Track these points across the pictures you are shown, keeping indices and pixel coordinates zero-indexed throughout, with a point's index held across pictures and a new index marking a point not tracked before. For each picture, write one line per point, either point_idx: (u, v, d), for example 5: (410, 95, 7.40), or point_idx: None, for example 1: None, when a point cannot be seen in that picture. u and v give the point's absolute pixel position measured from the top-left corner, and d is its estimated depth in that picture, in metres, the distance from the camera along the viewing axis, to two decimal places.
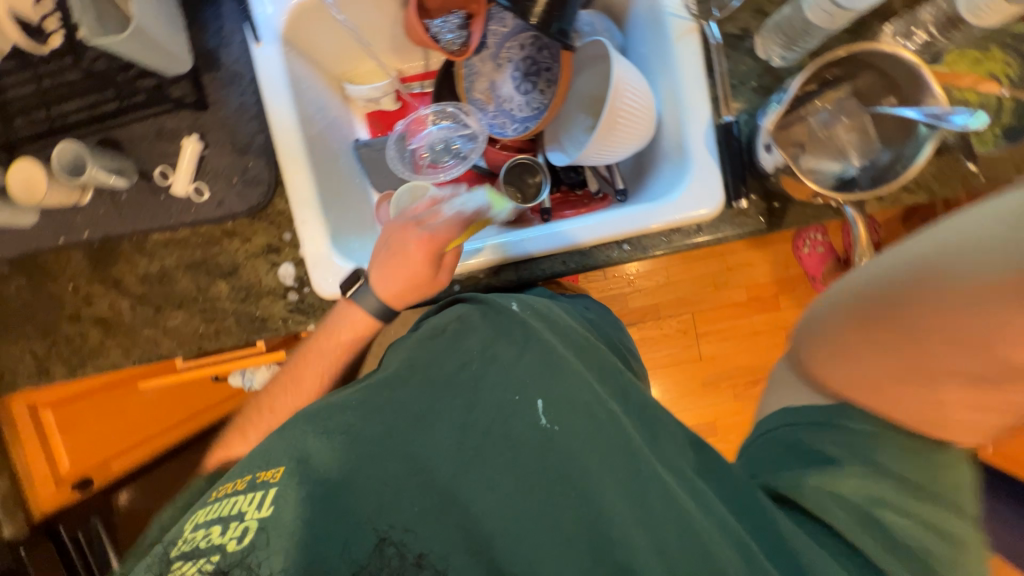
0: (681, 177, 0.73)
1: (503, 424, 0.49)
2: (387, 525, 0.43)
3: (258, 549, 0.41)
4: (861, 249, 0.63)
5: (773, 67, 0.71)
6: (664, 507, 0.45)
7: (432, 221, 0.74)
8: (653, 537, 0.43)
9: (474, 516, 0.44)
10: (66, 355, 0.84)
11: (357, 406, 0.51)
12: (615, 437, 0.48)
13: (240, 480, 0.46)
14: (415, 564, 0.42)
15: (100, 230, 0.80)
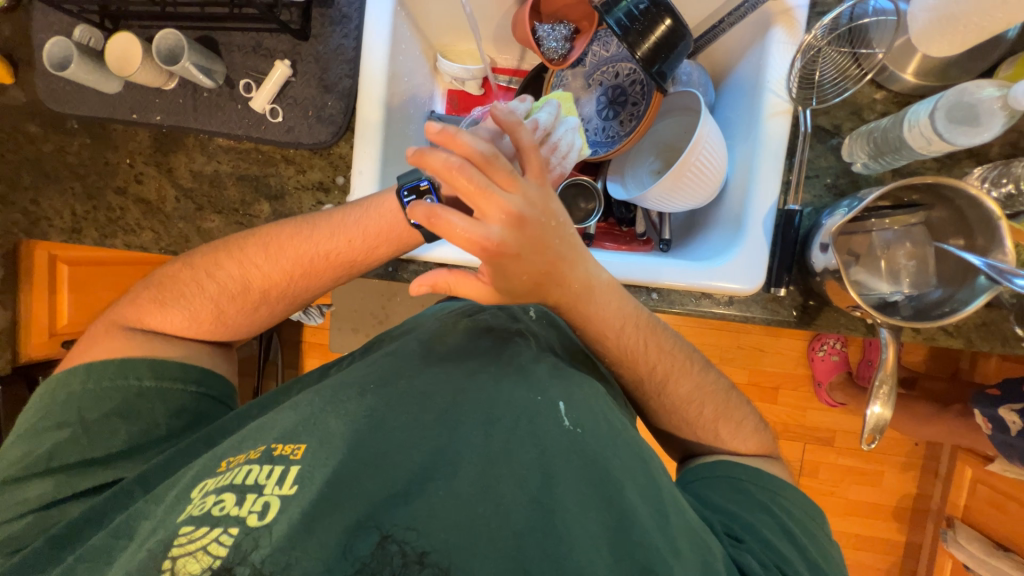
0: (733, 246, 0.73)
1: (535, 422, 0.49)
2: (393, 524, 0.42)
3: (277, 522, 0.41)
4: (882, 374, 0.63)
5: (853, 171, 0.71)
6: (680, 528, 0.47)
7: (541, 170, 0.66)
8: (679, 557, 0.44)
9: (509, 513, 0.43)
10: (101, 223, 0.87)
11: (371, 388, 0.53)
12: (630, 448, 0.51)
13: (254, 450, 0.48)
14: (416, 563, 0.40)
15: (171, 118, 0.82)
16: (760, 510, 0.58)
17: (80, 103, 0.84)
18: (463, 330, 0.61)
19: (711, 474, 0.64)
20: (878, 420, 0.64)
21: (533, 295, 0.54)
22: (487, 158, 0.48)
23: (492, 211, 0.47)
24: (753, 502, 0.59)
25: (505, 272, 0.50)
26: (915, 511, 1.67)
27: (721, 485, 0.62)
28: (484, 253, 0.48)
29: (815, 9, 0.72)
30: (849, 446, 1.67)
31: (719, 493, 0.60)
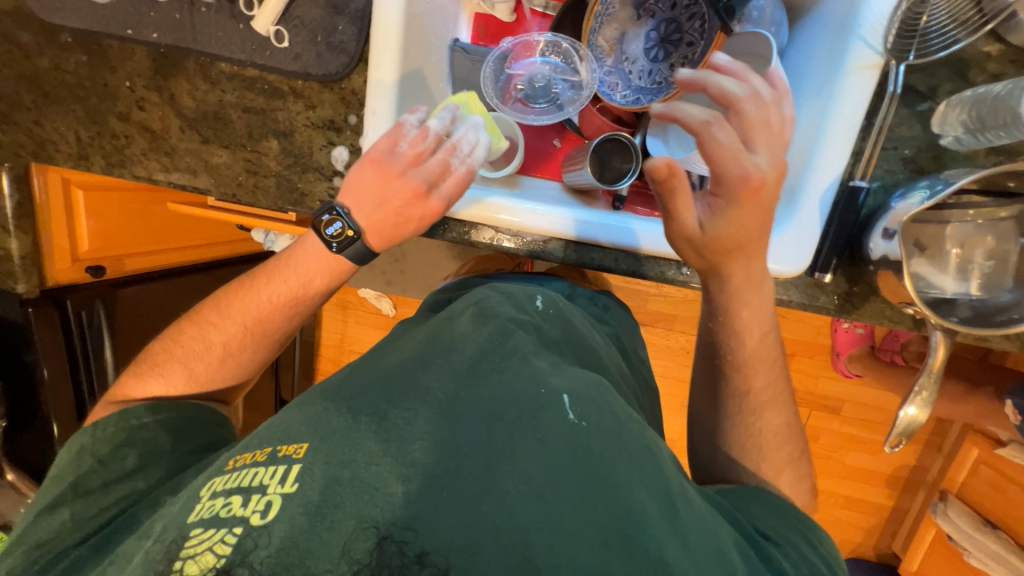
0: (779, 223, 0.66)
1: (540, 414, 0.45)
2: (391, 521, 0.38)
3: (279, 522, 0.38)
4: (924, 379, 0.58)
5: (940, 145, 0.61)
6: (689, 525, 0.45)
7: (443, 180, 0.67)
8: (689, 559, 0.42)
9: (518, 512, 0.40)
10: (108, 150, 0.82)
11: (368, 376, 0.50)
12: (640, 444, 0.47)
13: (261, 451, 0.44)
14: (414, 564, 0.37)
15: (169, 36, 0.75)
16: (797, 534, 0.54)
17: (72, 14, 0.76)
18: (468, 321, 0.56)
19: (751, 494, 0.58)
20: (908, 424, 0.60)
21: (723, 258, 0.57)
22: (765, 101, 0.53)
23: (760, 143, 0.52)
24: (790, 525, 0.55)
25: (740, 213, 0.54)
26: (909, 481, 1.71)
27: (760, 504, 0.57)
28: (745, 186, 0.52)
29: None
30: (856, 416, 1.67)
31: (751, 511, 0.56)
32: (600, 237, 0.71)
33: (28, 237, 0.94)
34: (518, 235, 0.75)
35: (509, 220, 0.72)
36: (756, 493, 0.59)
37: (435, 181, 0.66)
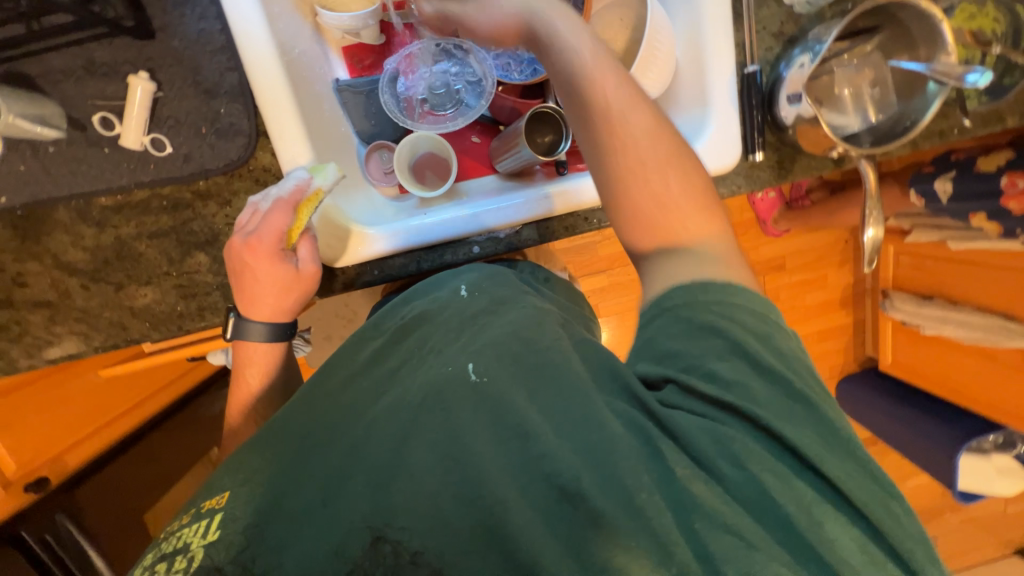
0: (703, 128, 0.72)
1: (442, 392, 0.45)
2: (382, 520, 0.38)
3: (249, 549, 0.40)
4: (870, 202, 0.69)
5: (795, 13, 0.70)
6: (595, 427, 0.41)
7: (281, 235, 0.62)
8: (602, 453, 0.40)
9: (430, 487, 0.39)
10: (1, 348, 0.69)
11: (303, 415, 0.51)
12: (548, 367, 0.46)
13: (186, 515, 0.46)
14: (409, 562, 0.36)
15: (23, 194, 0.64)
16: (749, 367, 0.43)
17: None
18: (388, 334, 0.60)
19: (667, 303, 0.47)
20: (874, 242, 0.70)
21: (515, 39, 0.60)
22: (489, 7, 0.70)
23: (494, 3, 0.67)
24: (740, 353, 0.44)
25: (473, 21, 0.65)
26: (856, 294, 1.99)
27: (673, 323, 0.46)
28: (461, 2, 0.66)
29: None
30: (798, 264, 1.90)
31: (678, 336, 0.45)
32: (546, 211, 0.73)
33: None
34: (491, 237, 0.75)
35: (450, 233, 0.72)
36: (710, 313, 0.45)
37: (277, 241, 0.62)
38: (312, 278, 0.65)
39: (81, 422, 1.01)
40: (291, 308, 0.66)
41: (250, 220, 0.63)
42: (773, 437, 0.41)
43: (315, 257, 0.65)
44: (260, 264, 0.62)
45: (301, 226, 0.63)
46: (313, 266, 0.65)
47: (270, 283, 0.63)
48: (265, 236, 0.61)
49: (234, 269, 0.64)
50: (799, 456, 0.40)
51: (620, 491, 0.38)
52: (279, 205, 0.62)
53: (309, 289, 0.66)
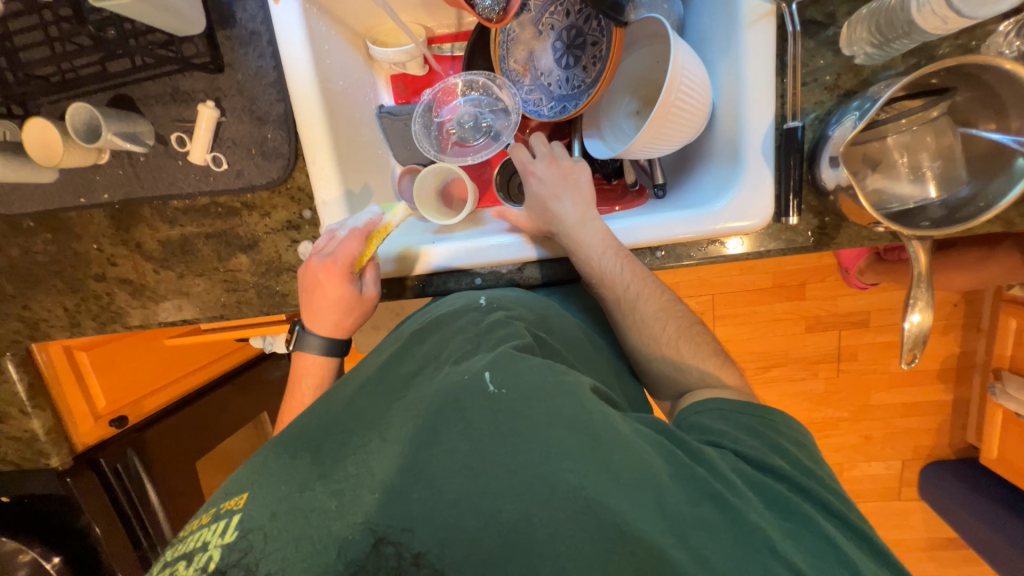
0: (731, 183, 0.67)
1: (461, 404, 0.48)
2: (382, 523, 0.42)
3: (252, 551, 0.42)
4: (916, 286, 0.60)
5: (856, 65, 0.62)
6: (629, 459, 0.44)
7: (353, 259, 0.69)
8: (633, 481, 0.43)
9: (458, 493, 0.42)
10: (95, 311, 0.87)
11: (319, 419, 0.55)
12: (559, 394, 0.48)
13: (206, 515, 0.48)
14: (412, 564, 0.40)
15: (118, 193, 0.78)
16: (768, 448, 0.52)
17: (26, 200, 0.81)
18: (406, 338, 0.64)
19: (691, 414, 0.58)
20: (919, 327, 0.62)
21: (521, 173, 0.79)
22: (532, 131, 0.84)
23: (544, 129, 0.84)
24: (766, 439, 0.53)
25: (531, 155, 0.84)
26: (959, 368, 1.68)
27: (706, 414, 0.56)
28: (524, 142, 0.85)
29: None
30: (885, 323, 1.65)
31: (718, 421, 0.55)
32: (553, 250, 0.75)
33: (45, 413, 1.00)
34: (493, 270, 0.77)
35: (458, 263, 0.75)
36: (723, 404, 0.57)
37: (348, 269, 0.69)
38: (370, 302, 0.73)
39: (165, 373, 1.26)
40: (350, 326, 0.73)
41: (327, 244, 0.71)
42: (801, 506, 0.46)
43: (378, 283, 0.74)
44: (330, 284, 0.69)
45: (371, 254, 0.71)
46: (373, 291, 0.73)
47: (335, 301, 0.70)
48: (339, 260, 0.69)
49: (306, 282, 0.71)
50: (827, 527, 0.45)
51: (666, 525, 0.41)
52: (354, 234, 0.70)
53: (370, 310, 0.74)
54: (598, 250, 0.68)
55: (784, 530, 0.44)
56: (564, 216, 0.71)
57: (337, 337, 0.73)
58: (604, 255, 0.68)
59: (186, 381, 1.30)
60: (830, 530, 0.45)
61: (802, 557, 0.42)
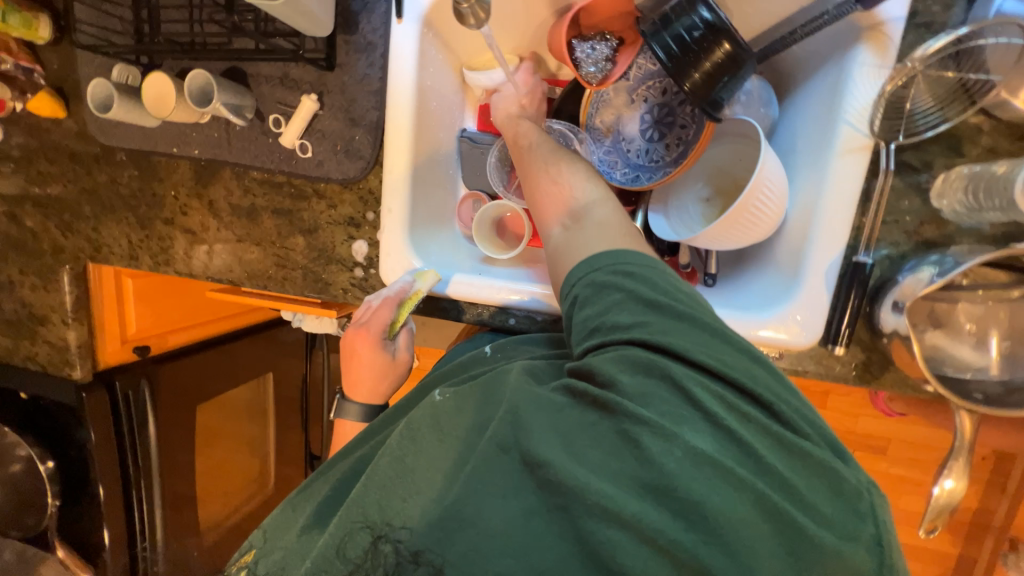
0: (783, 297, 0.67)
1: (413, 413, 0.53)
2: (378, 523, 0.46)
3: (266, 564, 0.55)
4: (956, 451, 0.59)
5: (941, 217, 0.61)
6: (537, 405, 0.47)
7: (385, 328, 0.77)
8: (545, 419, 0.46)
9: (425, 488, 0.46)
10: (154, 250, 0.93)
11: (342, 465, 0.63)
12: (494, 390, 0.52)
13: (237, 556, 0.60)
14: (410, 561, 0.44)
15: (208, 152, 0.84)
16: (641, 309, 0.52)
17: (126, 136, 0.87)
18: (413, 391, 0.71)
19: (577, 276, 0.58)
20: (950, 494, 0.60)
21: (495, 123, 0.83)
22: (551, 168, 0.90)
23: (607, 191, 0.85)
24: (679, 379, 0.48)
25: None
26: (973, 525, 1.58)
27: (619, 355, 0.50)
28: None
29: (915, 19, 0.59)
30: (903, 456, 1.57)
31: (626, 363, 0.49)
32: None
33: (81, 327, 1.08)
34: (529, 314, 0.78)
35: (490, 297, 0.77)
36: (609, 275, 0.56)
37: (381, 337, 0.77)
38: (403, 363, 0.81)
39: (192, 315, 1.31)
40: (384, 392, 0.81)
41: (363, 314, 0.78)
42: (688, 386, 0.47)
43: (408, 347, 0.82)
44: (364, 354, 0.78)
45: (401, 322, 0.75)
46: (405, 354, 0.82)
47: (371, 368, 0.79)
48: (372, 328, 0.76)
49: (348, 356, 0.80)
50: (708, 398, 0.47)
51: (568, 451, 0.44)
52: (386, 302, 0.75)
53: (403, 372, 0.82)
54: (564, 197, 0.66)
55: (668, 413, 0.45)
56: (537, 183, 0.69)
57: (374, 400, 0.81)
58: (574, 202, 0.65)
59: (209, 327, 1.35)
60: (715, 407, 0.46)
61: (689, 435, 0.44)
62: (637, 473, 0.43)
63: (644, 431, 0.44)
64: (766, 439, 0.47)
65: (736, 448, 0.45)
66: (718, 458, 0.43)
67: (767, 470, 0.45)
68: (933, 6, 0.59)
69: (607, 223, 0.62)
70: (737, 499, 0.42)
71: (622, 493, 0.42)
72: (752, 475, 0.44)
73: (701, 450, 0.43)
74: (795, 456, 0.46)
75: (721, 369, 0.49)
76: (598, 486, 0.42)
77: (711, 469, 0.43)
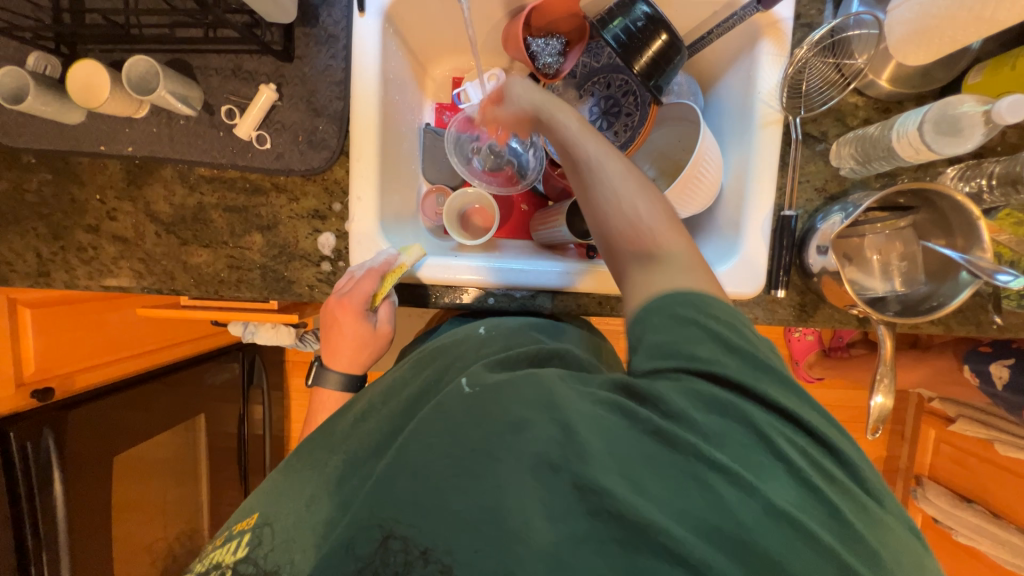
0: (729, 254, 0.76)
1: (440, 397, 0.51)
2: (390, 520, 0.43)
3: (260, 545, 0.51)
4: (882, 370, 0.70)
5: (841, 175, 0.75)
6: (592, 424, 0.45)
7: (365, 299, 0.73)
8: (604, 442, 0.44)
9: (458, 487, 0.43)
10: (72, 263, 0.81)
11: (329, 446, 0.57)
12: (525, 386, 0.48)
13: (220, 536, 0.55)
14: (420, 559, 0.41)
15: (145, 149, 0.77)
16: (744, 363, 0.48)
17: (36, 136, 0.78)
18: (409, 364, 0.66)
19: (652, 303, 0.54)
20: (881, 409, 0.71)
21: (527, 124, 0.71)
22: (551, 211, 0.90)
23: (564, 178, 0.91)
24: (746, 418, 0.46)
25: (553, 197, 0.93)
26: (886, 471, 1.81)
27: (675, 386, 0.48)
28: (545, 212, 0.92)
29: (800, 20, 0.74)
30: None
31: (686, 393, 0.47)
32: (563, 284, 0.77)
33: None
34: (507, 292, 0.80)
35: (466, 277, 0.77)
36: (684, 305, 0.52)
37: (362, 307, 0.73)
38: (384, 336, 0.76)
39: (105, 350, 1.15)
40: (365, 362, 0.77)
41: (345, 283, 0.75)
42: (772, 436, 0.45)
43: (391, 319, 0.77)
44: (346, 324, 0.73)
45: (384, 294, 0.73)
46: (387, 326, 0.77)
47: (351, 340, 0.74)
48: (354, 299, 0.73)
49: (326, 324, 0.75)
50: (784, 443, 0.45)
51: (630, 484, 0.42)
52: (370, 273, 0.73)
53: (383, 345, 0.77)
54: (627, 219, 0.58)
55: (744, 460, 0.44)
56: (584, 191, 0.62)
57: (350, 372, 0.76)
58: (633, 214, 0.59)
59: (124, 364, 1.19)
60: (796, 459, 0.45)
61: (774, 490, 0.43)
62: (708, 518, 0.41)
63: (720, 477, 0.42)
64: (849, 503, 0.44)
65: (802, 489, 0.44)
66: (814, 529, 0.41)
67: (847, 533, 0.42)
68: (812, 10, 0.74)
69: (666, 257, 0.57)
70: (804, 546, 0.41)
71: (687, 534, 0.40)
72: (827, 534, 0.42)
73: (779, 505, 0.42)
74: (878, 528, 0.44)
75: (799, 413, 0.48)
76: (665, 524, 0.40)
77: (777, 514, 0.41)
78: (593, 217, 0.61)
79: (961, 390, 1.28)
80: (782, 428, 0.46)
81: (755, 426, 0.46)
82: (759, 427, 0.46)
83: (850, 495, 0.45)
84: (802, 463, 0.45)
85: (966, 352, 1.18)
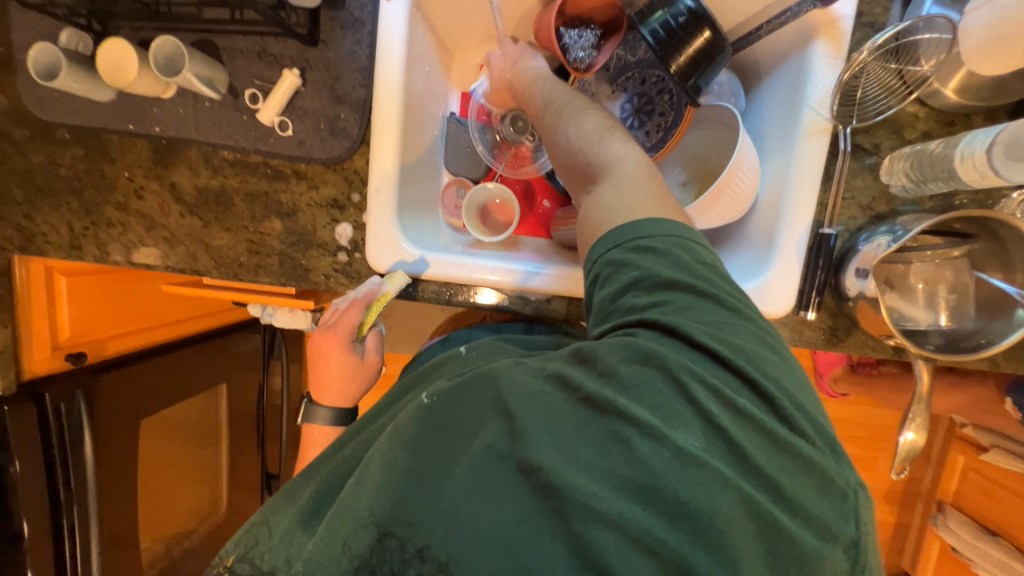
0: (760, 270, 0.71)
1: (402, 416, 0.50)
2: (387, 518, 0.44)
3: (258, 547, 0.53)
4: (915, 406, 0.66)
5: (890, 193, 0.69)
6: (532, 399, 0.45)
7: (351, 331, 0.77)
8: (542, 418, 0.44)
9: (422, 489, 0.45)
10: (102, 238, 0.83)
11: (331, 456, 0.60)
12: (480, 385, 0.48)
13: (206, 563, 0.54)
14: (417, 556, 0.43)
15: (171, 129, 0.77)
16: (672, 316, 0.47)
17: (70, 112, 0.79)
18: (398, 389, 0.68)
19: (596, 262, 0.54)
20: (910, 445, 0.67)
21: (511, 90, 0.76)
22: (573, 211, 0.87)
23: None
24: (671, 370, 0.44)
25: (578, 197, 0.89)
26: (906, 494, 1.74)
27: (608, 345, 0.47)
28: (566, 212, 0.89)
29: (861, 19, 0.68)
30: (847, 435, 1.70)
31: (617, 350, 0.46)
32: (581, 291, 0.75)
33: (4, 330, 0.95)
34: (521, 295, 0.78)
35: (482, 277, 0.76)
36: (627, 251, 0.52)
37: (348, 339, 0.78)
38: (372, 365, 0.83)
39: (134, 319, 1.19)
40: (355, 391, 0.82)
41: (331, 316, 0.80)
42: (685, 379, 0.44)
43: (377, 348, 0.83)
44: (334, 355, 0.79)
45: (369, 324, 0.77)
46: (373, 355, 0.83)
47: (340, 370, 0.80)
48: (339, 333, 0.78)
49: (316, 357, 0.81)
50: (702, 393, 0.43)
51: (556, 449, 0.43)
52: (353, 305, 0.76)
53: (371, 373, 0.83)
54: (588, 164, 0.61)
55: (659, 408, 0.43)
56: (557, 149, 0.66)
57: (341, 401, 0.82)
58: (594, 157, 0.61)
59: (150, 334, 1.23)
60: (712, 404, 0.43)
61: (692, 442, 0.41)
62: (624, 472, 0.41)
63: (635, 431, 0.42)
64: (762, 440, 0.43)
65: (732, 447, 0.42)
66: (739, 487, 0.41)
67: (762, 477, 0.42)
68: (875, 8, 0.68)
69: (634, 176, 0.57)
70: (726, 500, 0.40)
71: (607, 494, 0.41)
72: (738, 473, 0.41)
73: (687, 449, 0.41)
74: (791, 458, 0.43)
75: (721, 367, 0.45)
76: (588, 487, 0.41)
77: (695, 467, 0.40)
78: (566, 171, 0.65)
79: (999, 421, 1.20)
80: (709, 380, 0.44)
81: (675, 377, 0.44)
82: (678, 379, 0.44)
83: (785, 448, 0.43)
84: (730, 420, 0.43)
85: (1010, 383, 1.10)
